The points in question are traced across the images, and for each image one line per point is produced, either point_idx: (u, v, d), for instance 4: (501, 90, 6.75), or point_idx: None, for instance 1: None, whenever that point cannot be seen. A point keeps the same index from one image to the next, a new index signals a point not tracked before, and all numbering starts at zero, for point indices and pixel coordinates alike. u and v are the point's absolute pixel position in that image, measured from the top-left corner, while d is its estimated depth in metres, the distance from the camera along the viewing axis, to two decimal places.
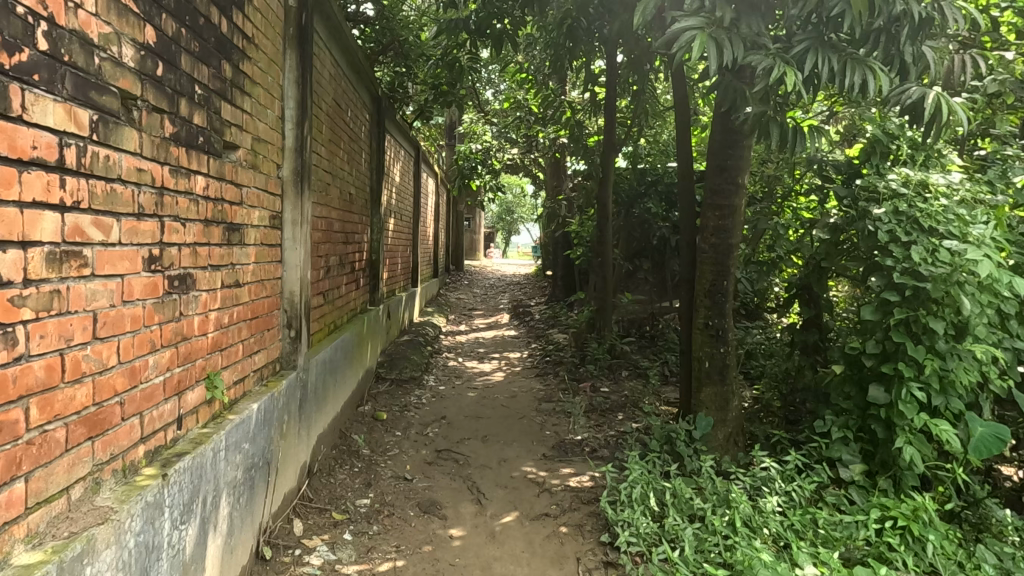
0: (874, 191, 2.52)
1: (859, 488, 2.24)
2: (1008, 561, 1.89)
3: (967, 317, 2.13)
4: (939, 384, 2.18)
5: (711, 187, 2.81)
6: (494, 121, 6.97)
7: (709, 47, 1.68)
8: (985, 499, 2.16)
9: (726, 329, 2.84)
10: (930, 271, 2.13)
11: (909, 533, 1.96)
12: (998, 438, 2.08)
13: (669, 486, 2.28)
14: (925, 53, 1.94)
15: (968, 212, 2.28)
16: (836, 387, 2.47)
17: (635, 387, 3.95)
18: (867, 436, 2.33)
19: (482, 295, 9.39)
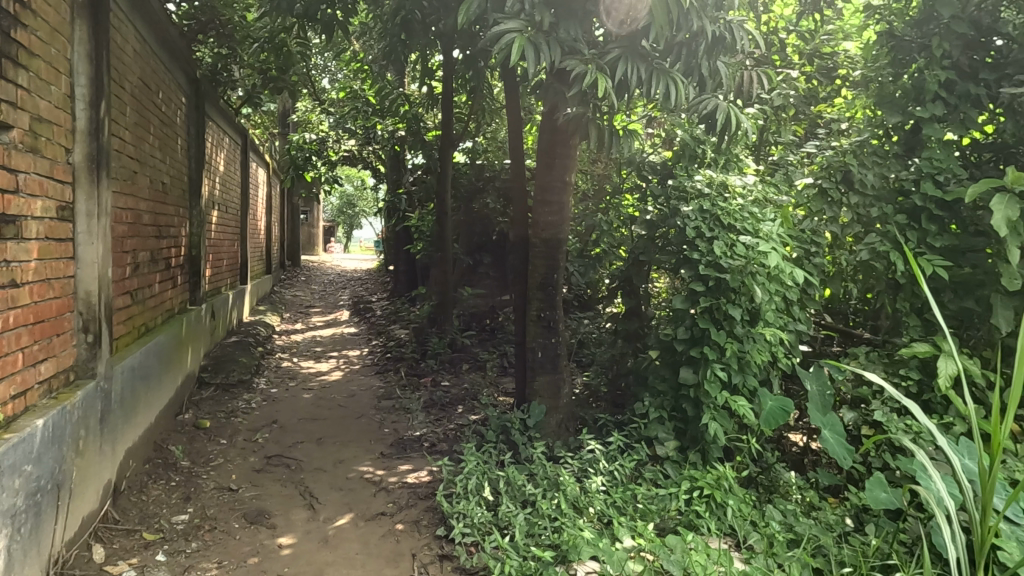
0: (684, 190, 2.76)
1: (673, 462, 2.45)
2: (790, 516, 2.16)
3: (759, 304, 2.41)
4: (738, 364, 2.44)
5: (540, 184, 2.91)
6: (331, 110, 6.75)
7: (528, 50, 1.75)
8: (775, 464, 2.45)
9: (556, 321, 2.98)
10: (729, 264, 2.38)
11: (712, 500, 2.17)
12: (783, 410, 2.30)
13: (503, 474, 2.35)
14: (720, 68, 2.16)
15: (759, 210, 2.58)
16: (653, 371, 2.68)
17: (474, 380, 4.01)
18: (680, 415, 2.55)
19: (320, 292, 9.03)
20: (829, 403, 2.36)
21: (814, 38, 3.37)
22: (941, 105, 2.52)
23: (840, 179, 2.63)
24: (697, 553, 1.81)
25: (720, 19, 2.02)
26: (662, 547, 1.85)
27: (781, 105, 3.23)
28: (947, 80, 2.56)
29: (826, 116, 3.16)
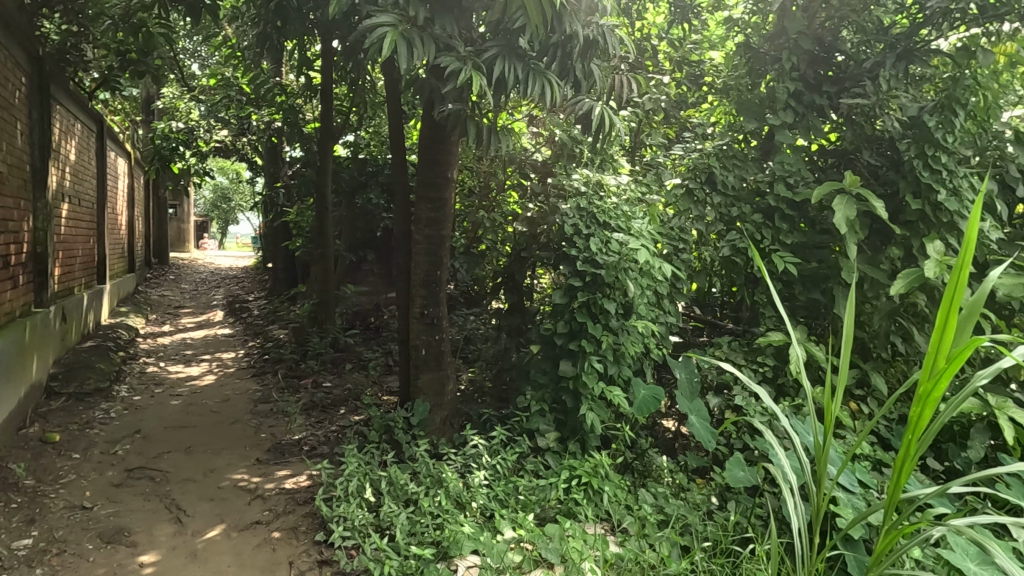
0: (562, 188, 2.84)
1: (553, 453, 2.51)
2: (661, 498, 2.28)
3: (632, 298, 2.52)
4: (613, 356, 2.54)
5: (422, 180, 2.88)
6: (200, 98, 6.34)
7: (401, 46, 1.73)
8: (648, 450, 2.58)
9: (440, 318, 2.97)
10: (603, 260, 2.48)
11: (590, 487, 2.26)
12: (654, 397, 2.44)
13: (385, 474, 2.32)
14: (593, 70, 2.24)
15: (631, 208, 2.70)
16: (534, 365, 2.73)
17: (357, 380, 3.92)
18: (560, 407, 2.62)
19: (191, 291, 8.48)
20: (696, 389, 2.52)
21: (682, 45, 3.57)
22: (791, 114, 2.75)
23: (704, 180, 2.80)
24: (574, 539, 1.87)
25: (592, 23, 2.09)
26: (541, 536, 1.90)
27: (652, 108, 3.40)
28: (796, 91, 2.79)
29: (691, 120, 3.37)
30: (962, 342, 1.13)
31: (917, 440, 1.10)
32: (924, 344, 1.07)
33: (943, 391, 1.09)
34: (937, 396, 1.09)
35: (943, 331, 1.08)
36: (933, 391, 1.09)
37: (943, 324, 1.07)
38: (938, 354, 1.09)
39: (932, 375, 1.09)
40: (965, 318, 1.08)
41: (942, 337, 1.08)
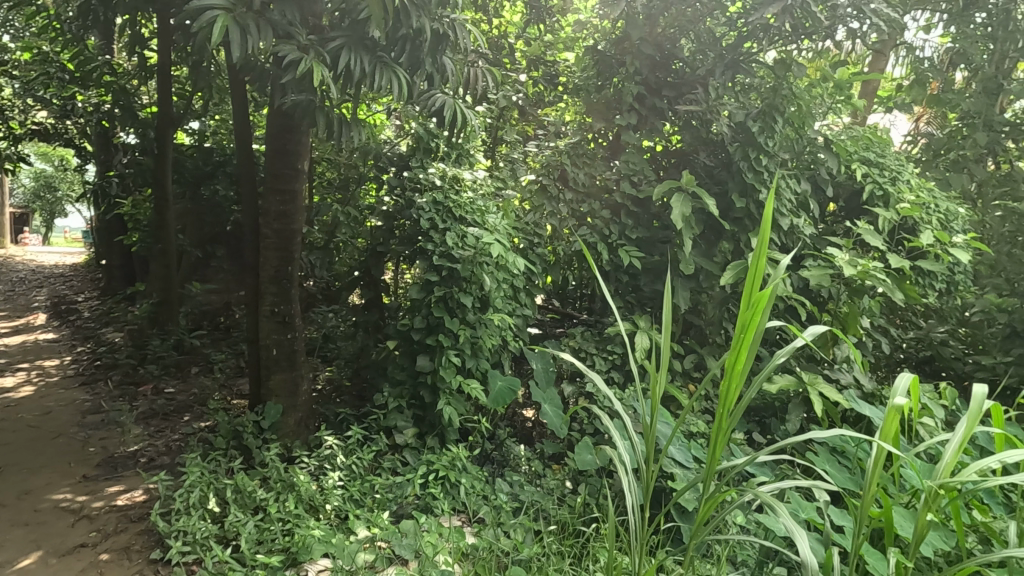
0: (418, 182, 2.82)
1: (412, 449, 2.50)
2: (517, 486, 2.34)
3: (488, 292, 2.56)
4: (470, 349, 2.57)
5: (269, 171, 2.74)
6: (12, 73, 5.62)
7: (234, 31, 1.63)
8: (506, 440, 2.64)
9: (292, 316, 2.85)
10: (459, 254, 2.50)
11: (447, 480, 2.27)
12: (511, 389, 2.49)
13: (230, 482, 2.19)
14: (446, 65, 2.24)
15: (486, 203, 2.73)
16: (392, 361, 2.70)
17: (204, 384, 3.67)
18: (418, 402, 2.61)
19: (6, 292, 7.50)
20: (551, 378, 2.61)
21: (536, 45, 3.67)
22: (634, 115, 2.92)
23: (556, 177, 2.90)
24: (429, 534, 1.88)
25: (442, 18, 2.09)
26: (395, 533, 1.89)
27: (507, 106, 3.46)
28: (639, 94, 2.95)
29: (544, 119, 3.47)
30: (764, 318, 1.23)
31: (727, 411, 1.19)
32: (730, 322, 1.15)
33: (748, 364, 1.18)
34: (744, 368, 1.18)
35: (747, 309, 1.17)
36: (739, 364, 1.18)
37: (745, 302, 1.16)
38: (744, 328, 1.18)
39: (739, 349, 1.18)
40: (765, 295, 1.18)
41: (747, 306, 1.17)
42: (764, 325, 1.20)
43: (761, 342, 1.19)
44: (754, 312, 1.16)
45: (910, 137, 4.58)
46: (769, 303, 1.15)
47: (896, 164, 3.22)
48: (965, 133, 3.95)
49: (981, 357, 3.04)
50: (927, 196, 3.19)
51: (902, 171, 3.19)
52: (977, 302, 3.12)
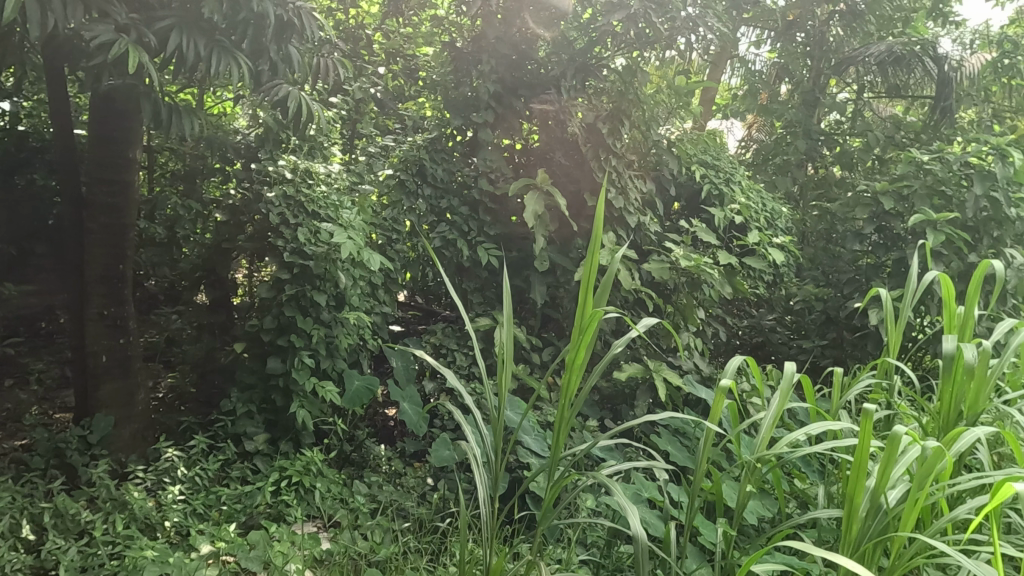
0: (266, 175, 2.67)
1: (263, 456, 2.38)
2: (376, 487, 2.31)
3: (343, 290, 2.48)
4: (326, 350, 2.49)
5: (93, 159, 2.48)
6: None
7: (33, 6, 1.48)
8: (366, 441, 2.59)
9: (125, 319, 2.60)
10: (312, 251, 2.40)
11: (301, 486, 2.19)
12: (368, 389, 2.45)
13: (48, 505, 1.96)
14: (292, 53, 2.15)
15: (339, 198, 2.64)
16: (241, 364, 2.54)
17: (19, 396, 3.26)
18: (270, 406, 2.48)
19: None
20: (411, 375, 2.60)
21: (393, 38, 3.60)
22: (491, 112, 2.94)
23: (415, 172, 2.86)
24: (280, 544, 1.80)
25: (286, 4, 2.00)
26: (243, 546, 1.79)
27: (363, 98, 3.37)
28: (495, 92, 2.99)
29: (402, 113, 3.42)
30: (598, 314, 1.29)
31: (569, 403, 1.24)
32: (568, 319, 1.20)
33: (586, 357, 1.24)
34: (582, 362, 1.24)
35: (584, 305, 1.23)
36: (577, 358, 1.23)
37: (583, 300, 1.22)
38: (581, 325, 1.24)
39: (577, 345, 1.24)
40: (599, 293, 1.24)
41: (582, 314, 1.24)
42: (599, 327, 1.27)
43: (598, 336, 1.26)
44: (590, 310, 1.22)
45: (743, 143, 5.01)
46: (602, 310, 1.22)
47: (730, 167, 3.50)
48: (788, 140, 4.38)
49: (801, 341, 3.40)
50: (755, 196, 3.51)
51: (734, 173, 3.48)
52: (798, 292, 3.49)
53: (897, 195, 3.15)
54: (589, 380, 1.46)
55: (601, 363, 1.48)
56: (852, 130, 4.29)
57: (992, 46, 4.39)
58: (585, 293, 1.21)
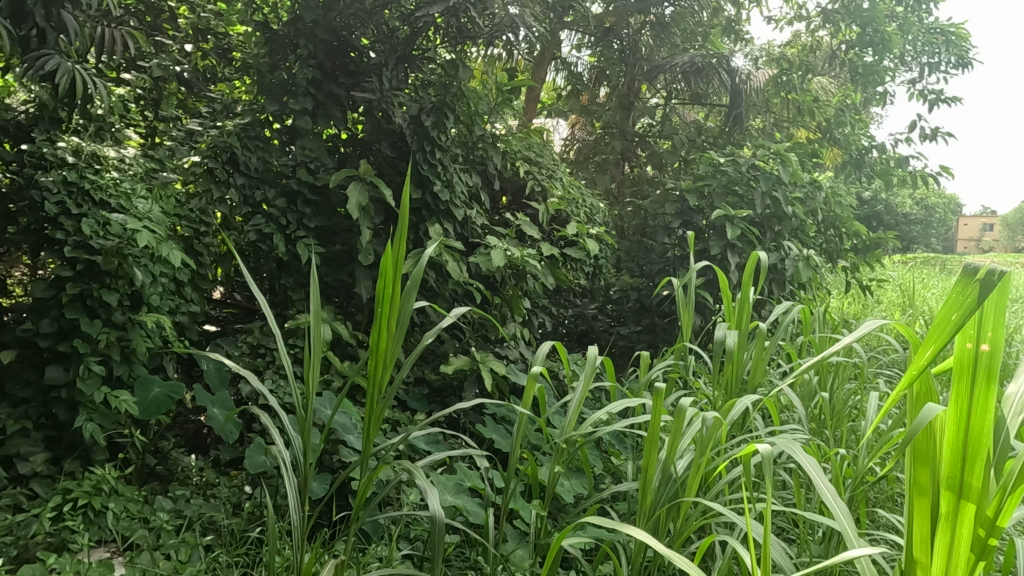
0: (41, 158, 2.30)
1: (42, 478, 2.08)
2: (183, 501, 2.12)
3: (139, 288, 2.22)
4: (120, 355, 2.22)
5: None
6: None
7: None
8: (173, 451, 2.38)
9: None
10: (99, 245, 2.12)
11: (90, 509, 1.94)
12: (170, 396, 2.25)
13: None
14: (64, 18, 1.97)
15: (132, 185, 2.34)
16: (11, 377, 2.19)
17: None
18: (51, 422, 2.18)
19: None
20: (223, 378, 2.42)
21: (197, 11, 3.25)
22: (311, 100, 2.76)
23: (225, 160, 2.63)
24: None
25: None
26: None
27: (163, 77, 3.03)
28: (314, 78, 2.80)
29: (210, 96, 3.13)
30: (406, 302, 1.19)
31: (377, 393, 1.15)
32: (370, 306, 1.09)
33: (393, 345, 1.14)
34: (389, 350, 1.14)
35: (385, 290, 1.12)
36: (383, 345, 1.13)
37: (386, 285, 1.11)
38: (386, 314, 1.13)
39: (381, 331, 1.13)
40: (406, 281, 1.14)
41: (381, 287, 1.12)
42: (406, 301, 1.17)
43: (406, 323, 1.16)
44: (395, 296, 1.11)
45: (566, 141, 5.23)
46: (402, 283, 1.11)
47: (552, 164, 3.58)
48: (606, 140, 4.74)
49: (619, 328, 3.63)
50: (577, 192, 3.64)
51: (556, 170, 3.55)
52: (616, 282, 3.68)
53: (698, 193, 3.50)
54: (401, 371, 1.39)
55: (415, 352, 1.45)
56: (660, 132, 4.70)
57: (773, 63, 4.96)
58: (389, 279, 1.10)
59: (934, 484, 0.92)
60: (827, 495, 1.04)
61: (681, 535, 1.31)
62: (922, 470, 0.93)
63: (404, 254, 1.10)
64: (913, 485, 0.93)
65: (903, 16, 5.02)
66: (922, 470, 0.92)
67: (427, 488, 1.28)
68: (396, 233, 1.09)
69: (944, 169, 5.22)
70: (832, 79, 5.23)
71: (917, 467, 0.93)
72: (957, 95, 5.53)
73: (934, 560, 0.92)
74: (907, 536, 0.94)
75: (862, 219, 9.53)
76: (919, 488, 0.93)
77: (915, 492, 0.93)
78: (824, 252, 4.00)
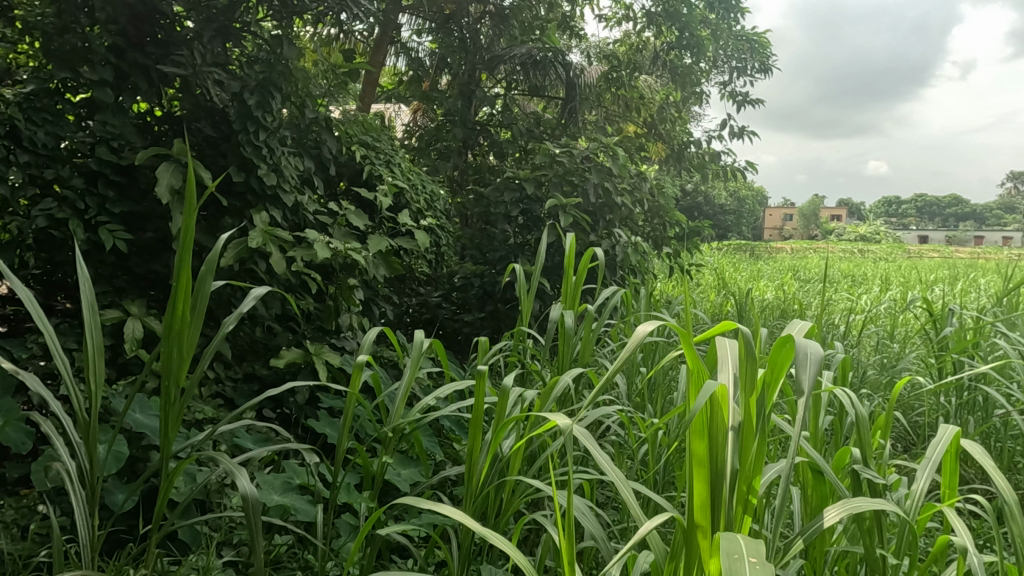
0: None
1: None
2: None
3: None
4: None
5: None
6: None
7: None
8: None
9: None
10: None
11: None
12: None
13: None
14: None
15: None
16: None
17: None
18: None
19: None
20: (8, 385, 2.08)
21: None
22: (111, 70, 2.28)
23: (4, 135, 2.15)
24: None
25: None
26: None
27: None
28: (115, 46, 2.37)
29: None
30: (202, 285, 1.11)
31: (174, 385, 1.06)
32: (158, 290, 1.00)
33: (189, 330, 1.06)
34: (185, 339, 1.06)
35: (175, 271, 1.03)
36: (177, 331, 1.05)
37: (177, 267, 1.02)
38: (178, 299, 1.04)
39: (175, 318, 1.05)
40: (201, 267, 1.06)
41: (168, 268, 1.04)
42: (204, 282, 1.09)
43: (202, 309, 1.08)
44: (188, 280, 1.03)
45: (408, 129, 5.14)
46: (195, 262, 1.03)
47: (390, 149, 3.43)
48: (447, 127, 4.68)
49: (464, 315, 3.63)
50: (417, 179, 3.51)
51: (394, 156, 3.40)
52: (459, 269, 3.65)
53: (536, 182, 3.59)
54: (203, 360, 1.30)
55: (217, 338, 1.34)
56: (501, 121, 4.73)
57: (604, 59, 5.18)
58: (180, 262, 1.02)
59: (714, 455, 0.95)
60: (604, 464, 1.14)
61: (507, 510, 1.35)
62: (700, 446, 0.96)
63: (193, 234, 1.01)
64: (694, 460, 0.95)
65: (714, 23, 5.50)
66: (701, 444, 0.95)
67: (230, 467, 1.22)
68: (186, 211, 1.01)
69: (750, 164, 5.80)
70: (656, 78, 5.58)
71: (695, 443, 0.96)
72: (759, 98, 6.16)
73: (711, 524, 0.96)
74: (691, 508, 0.95)
75: (683, 207, 10.36)
76: (698, 461, 0.95)
77: (695, 468, 0.95)
78: (650, 239, 4.28)
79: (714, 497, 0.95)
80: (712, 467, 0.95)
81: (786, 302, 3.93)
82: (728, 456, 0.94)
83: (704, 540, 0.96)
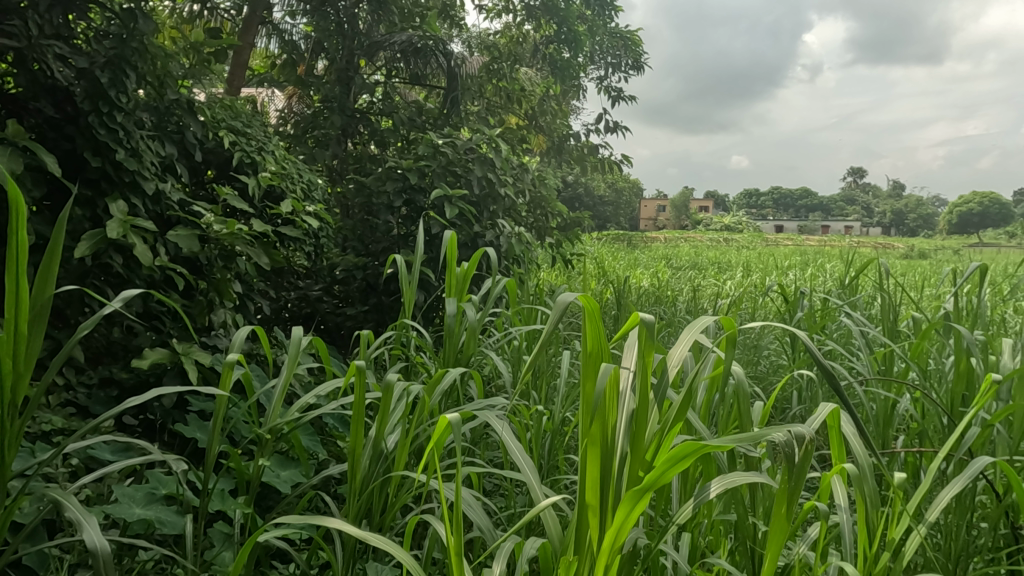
0: None
1: None
2: None
3: None
4: None
5: None
6: None
7: None
8: None
9: None
10: None
11: None
12: None
13: None
14: None
15: None
16: None
17: None
18: None
19: None
20: None
21: None
22: None
23: None
24: None
25: None
26: None
27: None
28: None
29: None
30: (43, 288, 0.98)
31: (7, 405, 0.95)
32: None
33: (29, 340, 0.94)
34: (22, 355, 0.94)
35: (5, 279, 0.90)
36: (14, 344, 0.93)
37: (9, 300, 0.90)
38: (14, 332, 0.93)
39: (10, 331, 0.92)
40: (34, 285, 0.94)
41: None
42: (49, 284, 0.96)
43: (41, 333, 0.98)
44: (23, 311, 0.91)
45: (282, 115, 4.87)
46: (28, 268, 0.90)
47: (263, 136, 3.23)
48: (325, 114, 4.47)
49: (347, 308, 3.52)
50: (293, 167, 3.33)
51: (267, 143, 3.21)
52: (340, 261, 3.52)
53: (419, 172, 3.54)
54: (51, 366, 1.16)
55: (67, 344, 1.19)
56: (381, 108, 4.58)
57: (486, 50, 5.18)
58: (12, 295, 0.89)
59: (606, 436, 0.98)
60: (520, 453, 1.14)
61: (395, 507, 1.32)
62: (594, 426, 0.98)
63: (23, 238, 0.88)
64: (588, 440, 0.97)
65: (591, 19, 5.67)
66: (595, 426, 0.97)
67: (83, 517, 1.06)
68: (7, 237, 0.87)
69: (626, 157, 6.06)
70: (537, 70, 5.63)
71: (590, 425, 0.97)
72: (632, 95, 6.43)
73: (600, 502, 0.98)
74: (581, 487, 0.97)
75: (564, 199, 10.65)
76: (591, 440, 0.97)
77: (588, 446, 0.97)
78: (534, 229, 4.35)
79: (604, 476, 0.97)
80: (605, 447, 0.97)
81: (660, 288, 4.14)
82: (619, 437, 0.97)
83: (594, 518, 0.99)
